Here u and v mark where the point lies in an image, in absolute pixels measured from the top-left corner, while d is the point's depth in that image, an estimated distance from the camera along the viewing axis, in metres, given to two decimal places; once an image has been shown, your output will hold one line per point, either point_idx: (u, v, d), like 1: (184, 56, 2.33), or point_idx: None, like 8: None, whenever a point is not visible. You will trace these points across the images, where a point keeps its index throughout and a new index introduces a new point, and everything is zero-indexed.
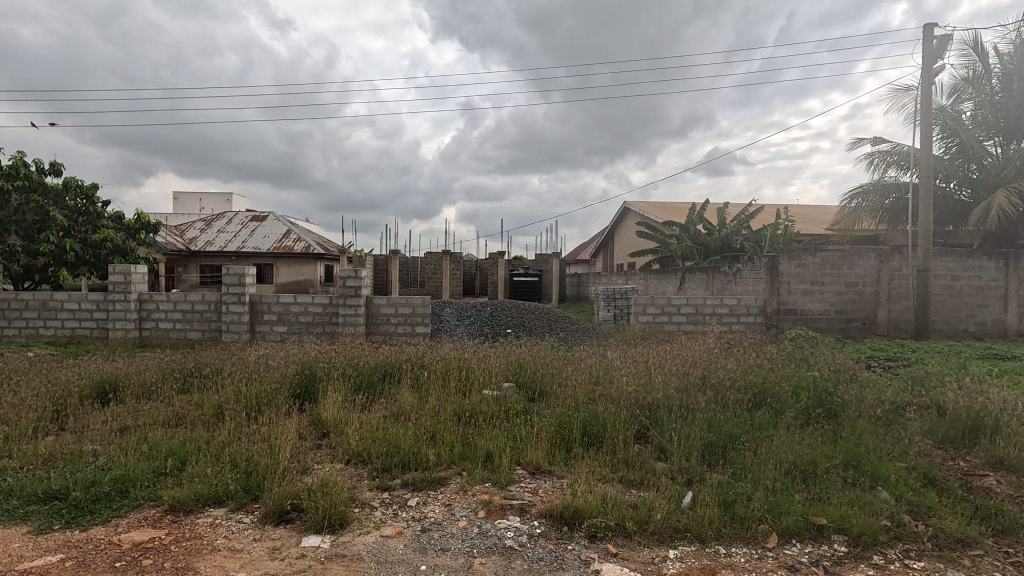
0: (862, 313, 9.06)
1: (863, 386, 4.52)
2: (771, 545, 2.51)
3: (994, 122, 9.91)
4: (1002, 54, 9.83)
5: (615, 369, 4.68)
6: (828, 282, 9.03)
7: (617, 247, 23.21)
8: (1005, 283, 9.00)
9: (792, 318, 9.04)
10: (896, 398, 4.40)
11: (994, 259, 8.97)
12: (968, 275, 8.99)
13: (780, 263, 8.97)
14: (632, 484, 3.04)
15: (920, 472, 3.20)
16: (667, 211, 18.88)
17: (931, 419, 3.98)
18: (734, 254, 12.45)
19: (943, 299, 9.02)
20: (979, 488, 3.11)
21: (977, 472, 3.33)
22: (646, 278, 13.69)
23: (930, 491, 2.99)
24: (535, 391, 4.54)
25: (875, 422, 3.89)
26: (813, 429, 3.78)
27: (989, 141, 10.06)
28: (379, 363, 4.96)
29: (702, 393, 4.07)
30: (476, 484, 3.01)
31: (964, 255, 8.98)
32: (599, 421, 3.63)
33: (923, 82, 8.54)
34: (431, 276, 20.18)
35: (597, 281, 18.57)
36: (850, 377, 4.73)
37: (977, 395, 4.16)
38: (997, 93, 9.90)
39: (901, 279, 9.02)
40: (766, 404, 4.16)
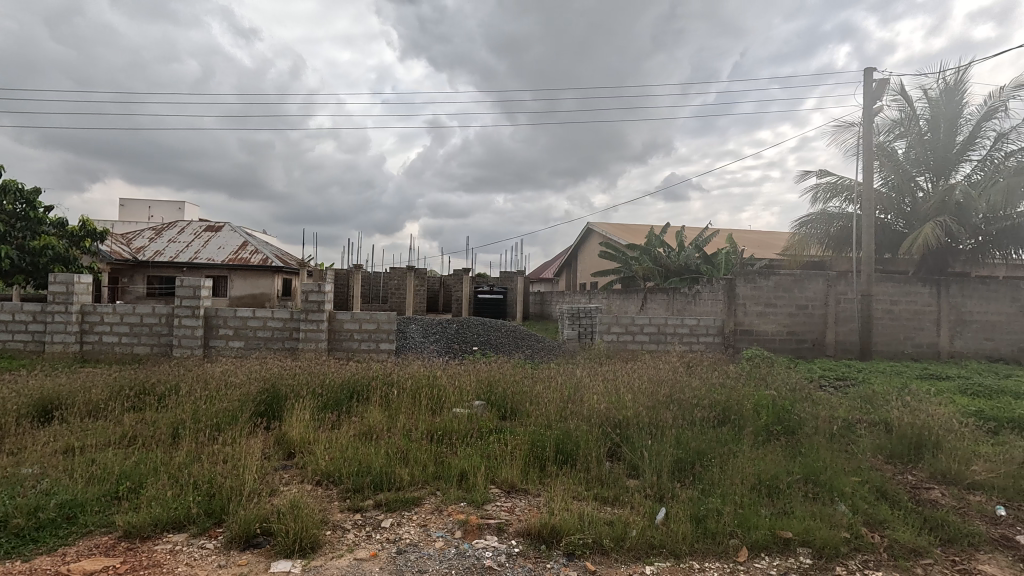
0: (812, 334, 9.54)
1: (816, 404, 4.74)
2: (742, 559, 2.59)
3: (926, 160, 10.84)
4: (931, 99, 10.78)
5: (585, 388, 4.71)
6: (780, 303, 9.48)
7: (580, 267, 23.59)
8: (938, 308, 9.69)
9: (748, 338, 9.43)
10: (848, 415, 4.64)
11: (928, 285, 9.67)
12: (906, 300, 9.64)
13: (737, 286, 9.39)
14: (606, 501, 3.07)
15: (873, 485, 3.39)
16: (628, 233, 19.40)
17: (880, 436, 4.23)
18: (692, 275, 12.86)
19: (884, 322, 9.62)
20: (927, 501, 3.32)
21: (924, 485, 3.56)
22: (609, 298, 13.97)
23: (883, 504, 3.17)
24: (506, 409, 4.54)
25: (830, 439, 4.09)
26: (774, 445, 3.93)
27: (921, 176, 10.96)
28: (346, 381, 4.84)
29: (669, 410, 4.18)
30: (452, 504, 2.98)
31: (902, 281, 9.63)
32: (572, 438, 3.66)
33: (863, 120, 9.24)
34: (394, 292, 19.95)
35: (562, 300, 18.80)
36: (805, 396, 4.95)
37: (919, 412, 4.45)
38: (926, 132, 10.81)
39: (846, 303, 9.58)
40: (729, 421, 4.30)
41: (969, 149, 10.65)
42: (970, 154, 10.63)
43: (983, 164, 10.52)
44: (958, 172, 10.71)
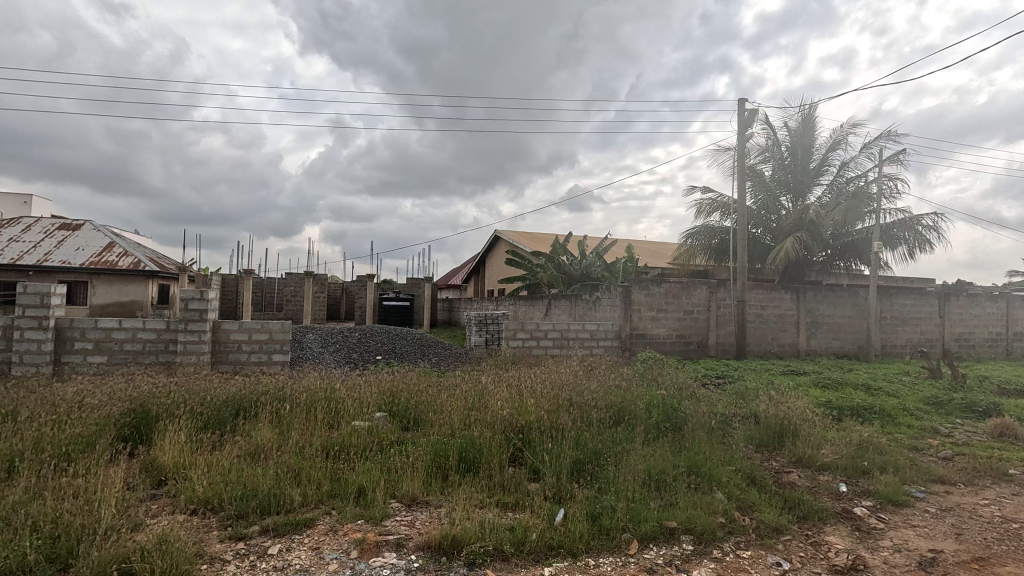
0: (697, 337, 10.43)
1: (699, 401, 5.17)
2: (633, 551, 2.74)
3: (787, 182, 12.39)
4: (792, 129, 12.41)
5: (489, 394, 4.74)
6: (670, 309, 10.27)
7: (488, 274, 23.81)
8: (797, 312, 11.07)
9: (642, 342, 10.09)
10: (726, 410, 5.12)
11: (790, 292, 11.02)
12: (773, 305, 10.90)
13: (632, 293, 10.02)
14: (507, 507, 3.10)
15: (745, 473, 3.77)
16: (534, 241, 19.94)
17: (751, 427, 4.73)
18: (593, 283, 13.50)
19: (755, 325, 10.78)
20: (787, 483, 3.76)
21: (785, 470, 4.03)
22: (516, 304, 14.24)
23: (752, 489, 3.54)
24: (409, 420, 4.44)
25: (709, 432, 4.49)
26: (662, 442, 4.23)
27: (784, 196, 12.48)
28: (231, 397, 4.44)
29: (569, 413, 4.33)
30: (348, 523, 2.83)
31: (770, 288, 10.88)
32: (475, 445, 3.66)
33: (737, 145, 10.36)
34: (290, 299, 18.72)
35: (470, 307, 18.82)
36: (690, 394, 5.39)
37: (782, 405, 5.04)
38: (787, 158, 12.42)
39: (725, 308, 10.61)
40: (623, 421, 4.56)
41: (820, 174, 12.34)
42: (821, 179, 12.33)
43: (831, 188, 12.24)
44: (812, 194, 12.35)
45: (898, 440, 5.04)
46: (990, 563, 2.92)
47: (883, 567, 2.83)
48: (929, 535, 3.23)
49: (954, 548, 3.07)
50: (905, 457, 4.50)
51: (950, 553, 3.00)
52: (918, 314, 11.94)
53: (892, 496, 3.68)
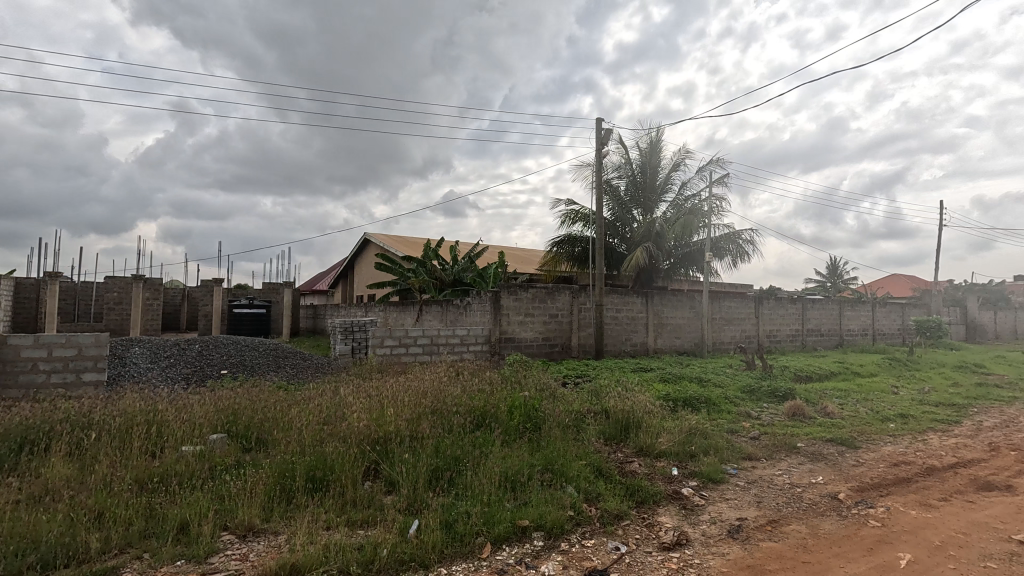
0: (561, 339, 11.02)
1: (557, 400, 5.44)
2: (485, 555, 2.78)
3: (638, 197, 13.81)
4: (642, 150, 13.85)
5: (346, 406, 4.48)
6: (537, 313, 10.72)
7: (357, 278, 22.74)
8: (646, 314, 12.29)
9: (510, 346, 10.38)
10: (581, 407, 5.46)
11: (640, 297, 12.19)
12: (626, 308, 11.95)
13: (501, 298, 10.27)
14: (358, 524, 2.95)
15: (594, 466, 4.06)
16: (405, 245, 19.51)
17: (601, 422, 5.14)
18: (464, 287, 13.53)
19: (611, 327, 11.72)
20: (629, 471, 4.17)
21: (628, 459, 4.44)
22: (385, 310, 13.76)
23: (599, 480, 3.83)
24: (251, 441, 4.01)
25: (565, 430, 4.75)
26: (520, 443, 4.38)
27: (635, 210, 13.86)
28: (11, 428, 3.61)
29: (430, 420, 4.28)
30: (164, 566, 2.46)
31: (623, 293, 11.92)
32: (326, 462, 3.43)
33: (595, 161, 11.22)
34: (113, 307, 15.96)
35: (336, 314, 17.78)
36: (549, 394, 5.65)
37: (629, 399, 5.52)
38: (637, 175, 13.83)
39: (585, 311, 11.37)
40: (484, 424, 4.63)
41: (664, 191, 13.87)
42: (665, 196, 13.86)
43: (673, 204, 13.82)
44: (658, 209, 13.85)
45: (720, 425, 5.82)
46: (780, 524, 3.50)
47: (701, 539, 3.27)
48: (738, 506, 3.78)
49: (755, 515, 3.63)
50: (724, 439, 5.21)
51: (752, 520, 3.54)
52: (740, 315, 13.98)
53: (711, 475, 4.25)
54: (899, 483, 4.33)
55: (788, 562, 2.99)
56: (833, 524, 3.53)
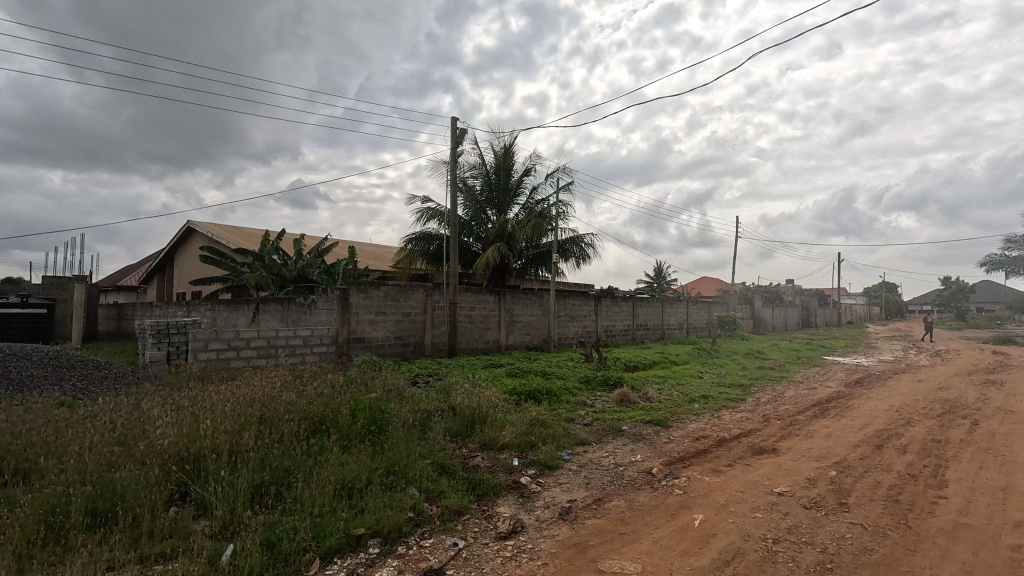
0: (414, 338, 10.81)
1: (404, 401, 5.28)
2: (313, 572, 2.62)
3: (491, 198, 14.28)
4: (496, 152, 14.36)
5: (147, 422, 3.80)
6: (388, 312, 10.35)
7: (178, 273, 19.71)
8: (498, 312, 12.69)
9: (360, 346, 9.89)
10: (428, 406, 5.38)
11: (492, 295, 12.53)
12: (479, 306, 12.19)
13: (350, 295, 9.73)
14: (161, 559, 2.59)
15: (438, 463, 4.08)
16: (240, 236, 17.47)
17: (448, 419, 5.17)
18: (310, 285, 12.50)
19: (465, 325, 11.86)
20: (472, 465, 4.32)
21: (472, 455, 4.54)
22: (213, 309, 12.13)
23: (442, 478, 3.88)
24: (7, 473, 3.19)
25: (409, 431, 4.64)
26: (361, 448, 4.20)
27: (489, 211, 14.29)
28: None
29: (255, 431, 3.85)
30: None
31: (477, 291, 12.14)
32: (117, 491, 2.91)
33: (450, 159, 11.22)
34: None
35: (149, 314, 15.20)
36: (397, 396, 5.45)
37: (476, 395, 5.61)
38: (491, 176, 14.30)
39: (439, 309, 11.31)
40: (321, 431, 4.32)
41: (517, 194, 14.45)
42: (517, 199, 14.45)
43: (525, 207, 14.48)
44: (511, 211, 14.43)
45: (559, 415, 6.23)
46: (603, 501, 3.86)
47: (534, 524, 3.49)
48: (569, 489, 4.10)
49: (583, 495, 3.96)
50: (562, 428, 5.60)
51: (580, 500, 3.87)
52: (581, 312, 15.20)
53: (548, 462, 4.55)
54: (698, 455, 5.09)
55: (609, 536, 3.30)
56: (646, 496, 4.01)
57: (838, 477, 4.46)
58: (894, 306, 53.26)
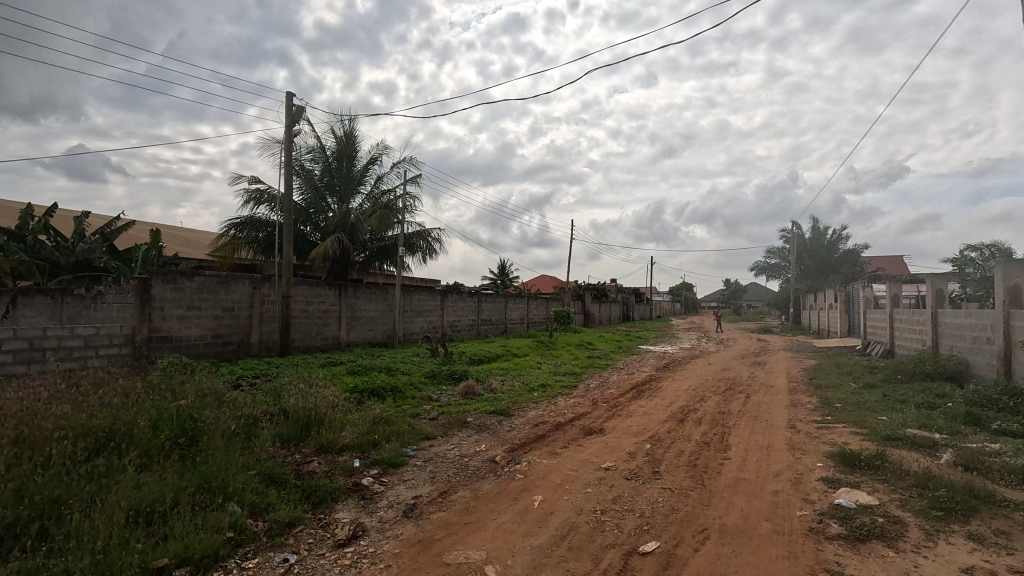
0: (237, 336, 9.55)
1: (222, 406, 4.59)
2: None
3: (332, 185, 13.34)
4: (338, 137, 13.45)
5: None
6: (204, 306, 8.98)
7: None
8: (338, 308, 11.89)
9: (165, 346, 8.41)
10: (254, 411, 4.77)
11: (332, 289, 11.70)
12: (317, 300, 11.28)
13: (152, 286, 8.20)
14: None
15: (264, 473, 3.72)
16: None
17: (279, 424, 4.66)
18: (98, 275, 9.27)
19: (300, 321, 10.86)
20: (307, 472, 3.95)
21: (306, 460, 4.19)
22: None
23: (270, 489, 3.55)
24: None
25: (230, 441, 4.05)
26: (165, 466, 3.58)
27: (329, 198, 13.35)
28: None
29: (7, 457, 3.02)
30: None
31: (314, 285, 11.21)
32: None
33: (285, 138, 10.16)
34: None
35: None
36: (215, 402, 4.63)
37: (312, 395, 5.14)
38: (332, 162, 13.36)
39: (269, 304, 10.16)
40: (109, 449, 3.58)
41: (361, 183, 13.71)
42: (361, 187, 13.72)
43: (369, 196, 13.80)
44: (354, 200, 13.64)
45: (404, 411, 6.06)
46: (449, 494, 3.85)
47: (377, 526, 3.33)
48: (414, 485, 4.00)
49: (429, 490, 3.90)
50: (406, 424, 5.45)
51: (425, 496, 3.80)
52: (427, 307, 15.06)
53: (391, 460, 4.39)
54: (537, 440, 5.39)
55: (453, 527, 3.30)
56: (489, 484, 4.10)
57: (652, 449, 5.11)
58: (691, 302, 63.33)
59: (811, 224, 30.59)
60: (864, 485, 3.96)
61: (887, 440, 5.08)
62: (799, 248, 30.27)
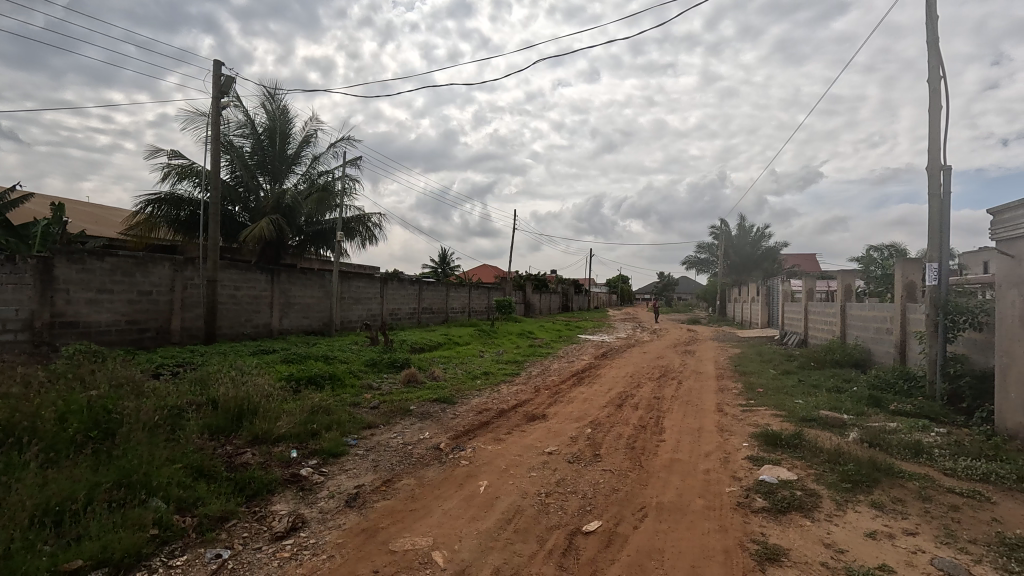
0: (156, 322, 8.83)
1: (141, 396, 4.23)
2: None
3: (263, 163, 12.57)
4: (270, 112, 12.68)
5: None
6: (117, 289, 8.22)
7: None
8: (270, 293, 11.29)
9: (71, 332, 7.64)
10: (179, 401, 4.44)
11: (264, 273, 11.08)
12: (246, 285, 10.64)
13: (55, 266, 7.39)
14: None
15: (192, 467, 3.49)
16: None
17: (207, 415, 4.37)
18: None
19: (227, 307, 10.20)
20: (240, 464, 3.74)
21: (239, 452, 3.96)
22: None
23: (199, 483, 3.34)
24: None
25: (152, 433, 3.76)
26: (75, 461, 3.27)
27: (261, 177, 12.59)
28: None
29: None
30: None
31: (244, 269, 10.56)
32: None
33: (211, 111, 9.44)
34: None
35: None
36: (132, 392, 4.26)
37: (243, 383, 4.86)
38: (263, 139, 12.58)
39: (193, 288, 9.46)
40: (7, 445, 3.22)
41: (296, 163, 13.02)
42: (296, 168, 13.04)
43: (304, 177, 13.14)
44: (288, 180, 12.95)
45: (343, 400, 5.87)
46: (393, 482, 3.79)
47: (318, 517, 3.21)
48: (356, 474, 3.90)
49: (372, 479, 3.82)
50: (347, 413, 5.29)
51: (369, 484, 3.71)
52: (367, 294, 14.63)
53: (332, 450, 4.25)
54: (482, 427, 5.41)
55: (398, 515, 3.25)
56: (434, 471, 4.07)
57: (593, 433, 5.28)
58: (627, 293, 65.74)
59: (738, 222, 32.52)
60: (783, 462, 4.30)
61: (803, 422, 5.53)
62: (727, 244, 32.11)
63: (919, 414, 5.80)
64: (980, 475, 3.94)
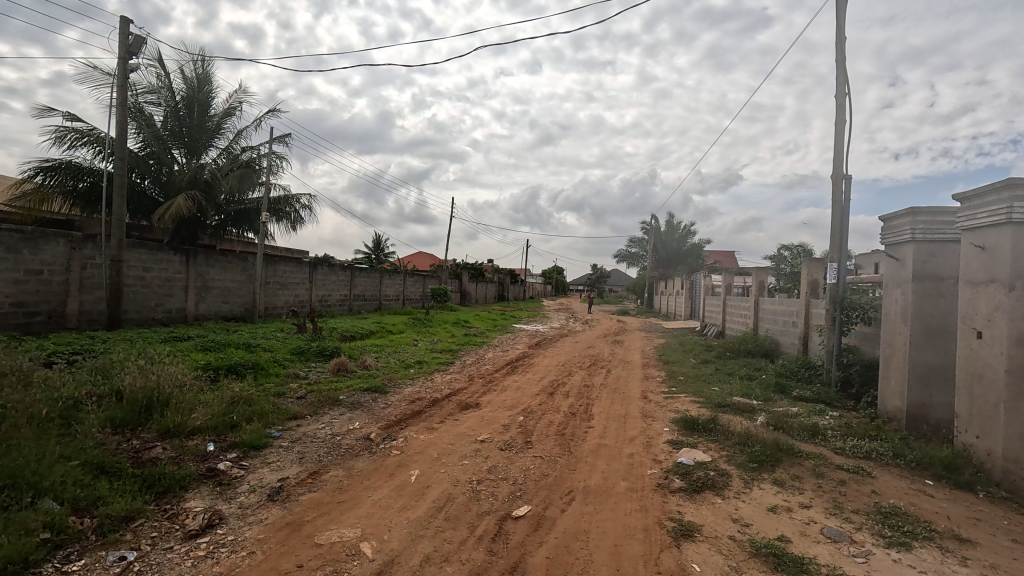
0: (47, 305, 7.93)
1: (29, 387, 3.81)
2: None
3: (178, 133, 11.56)
4: (187, 78, 11.67)
5: None
6: None
7: None
8: (185, 276, 10.46)
9: None
10: (74, 393, 4.03)
11: (177, 254, 10.25)
12: (157, 267, 9.79)
13: None
14: None
15: (92, 463, 3.20)
16: None
17: (109, 407, 4.00)
18: None
19: (134, 290, 9.34)
20: (148, 460, 3.47)
21: (147, 446, 3.68)
22: None
23: (101, 481, 3.07)
24: None
25: (42, 428, 3.40)
26: None
27: (175, 149, 11.59)
28: None
29: None
30: None
31: (154, 249, 9.71)
32: None
33: (117, 73, 8.55)
34: None
35: None
36: (17, 382, 3.83)
37: (151, 372, 4.48)
38: (179, 106, 11.56)
39: (93, 269, 8.58)
40: None
41: (215, 136, 12.08)
42: (216, 141, 12.12)
43: (225, 152, 12.24)
44: (206, 154, 12.01)
45: (267, 390, 5.58)
46: (319, 474, 3.67)
47: (236, 513, 3.05)
48: (280, 467, 3.75)
49: (297, 471, 3.68)
50: (270, 403, 5.05)
51: (293, 477, 3.58)
52: (294, 280, 13.95)
53: (254, 442, 4.05)
54: (414, 417, 5.35)
55: (326, 507, 3.17)
56: (363, 462, 3.99)
57: (525, 421, 5.37)
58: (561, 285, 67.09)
59: (666, 218, 34.09)
60: (700, 445, 4.61)
61: (718, 407, 5.95)
62: (656, 239, 33.57)
63: (817, 400, 6.41)
64: (863, 453, 4.44)
